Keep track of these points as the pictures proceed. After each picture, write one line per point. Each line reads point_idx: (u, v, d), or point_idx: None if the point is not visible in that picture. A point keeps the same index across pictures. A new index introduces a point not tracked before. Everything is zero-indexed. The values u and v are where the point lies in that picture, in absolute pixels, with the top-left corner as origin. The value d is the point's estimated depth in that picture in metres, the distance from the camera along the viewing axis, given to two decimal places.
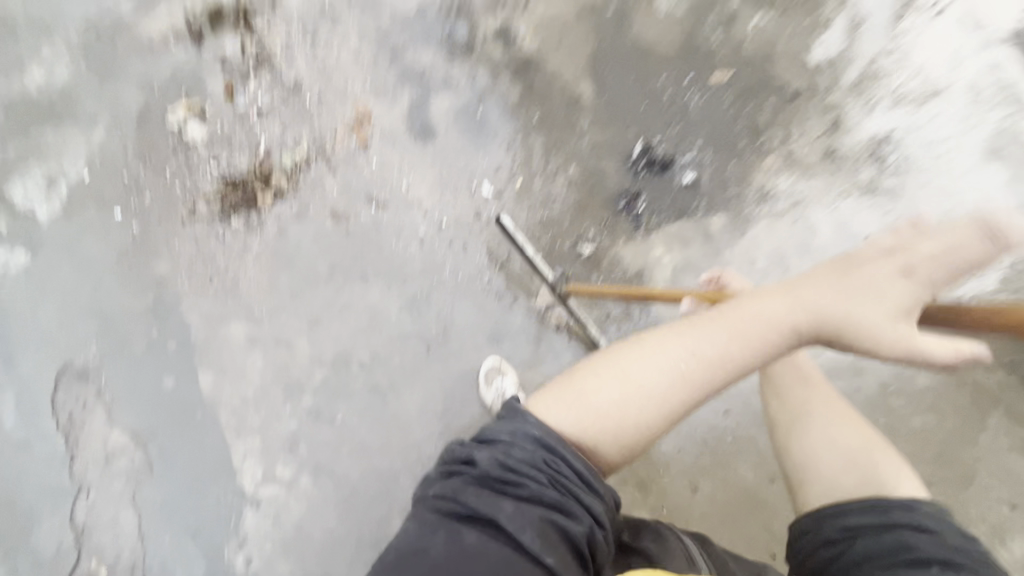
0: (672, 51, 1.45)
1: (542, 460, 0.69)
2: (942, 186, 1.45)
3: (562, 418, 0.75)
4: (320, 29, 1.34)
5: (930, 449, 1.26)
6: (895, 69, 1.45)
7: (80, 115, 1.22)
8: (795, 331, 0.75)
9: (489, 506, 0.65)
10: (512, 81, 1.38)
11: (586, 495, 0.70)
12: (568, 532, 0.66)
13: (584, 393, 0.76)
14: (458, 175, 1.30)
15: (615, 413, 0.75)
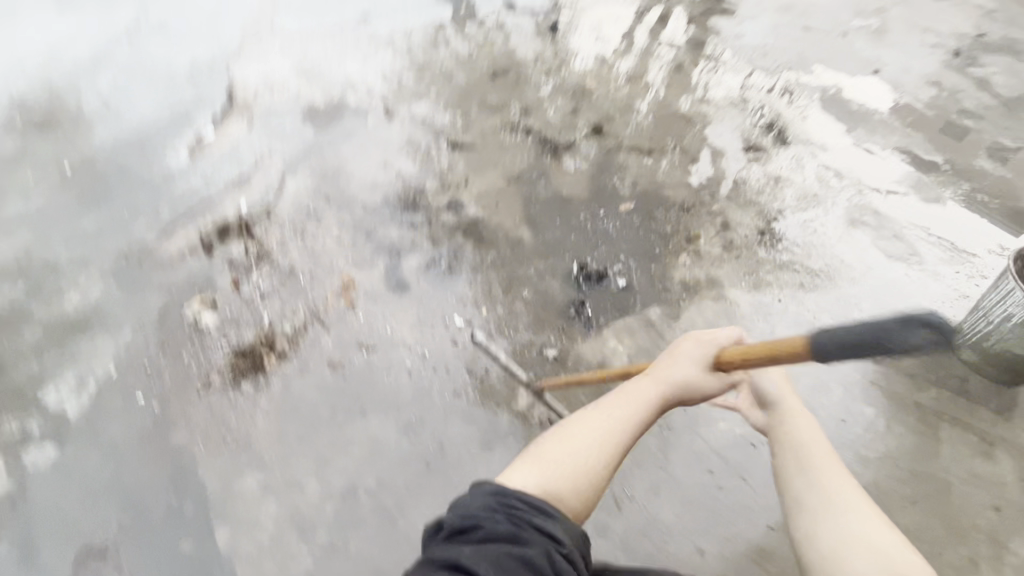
0: (585, 195, 1.88)
1: (497, 503, 0.72)
2: (825, 250, 1.79)
3: (527, 480, 0.81)
4: (308, 228, 1.72)
5: (903, 470, 1.36)
6: (755, 179, 1.94)
7: (109, 323, 1.45)
8: (684, 372, 0.94)
9: (450, 549, 0.66)
10: (465, 237, 1.74)
11: (543, 529, 0.70)
12: (528, 560, 0.65)
13: (541, 456, 0.85)
14: (432, 314, 1.56)
15: (573, 468, 0.83)
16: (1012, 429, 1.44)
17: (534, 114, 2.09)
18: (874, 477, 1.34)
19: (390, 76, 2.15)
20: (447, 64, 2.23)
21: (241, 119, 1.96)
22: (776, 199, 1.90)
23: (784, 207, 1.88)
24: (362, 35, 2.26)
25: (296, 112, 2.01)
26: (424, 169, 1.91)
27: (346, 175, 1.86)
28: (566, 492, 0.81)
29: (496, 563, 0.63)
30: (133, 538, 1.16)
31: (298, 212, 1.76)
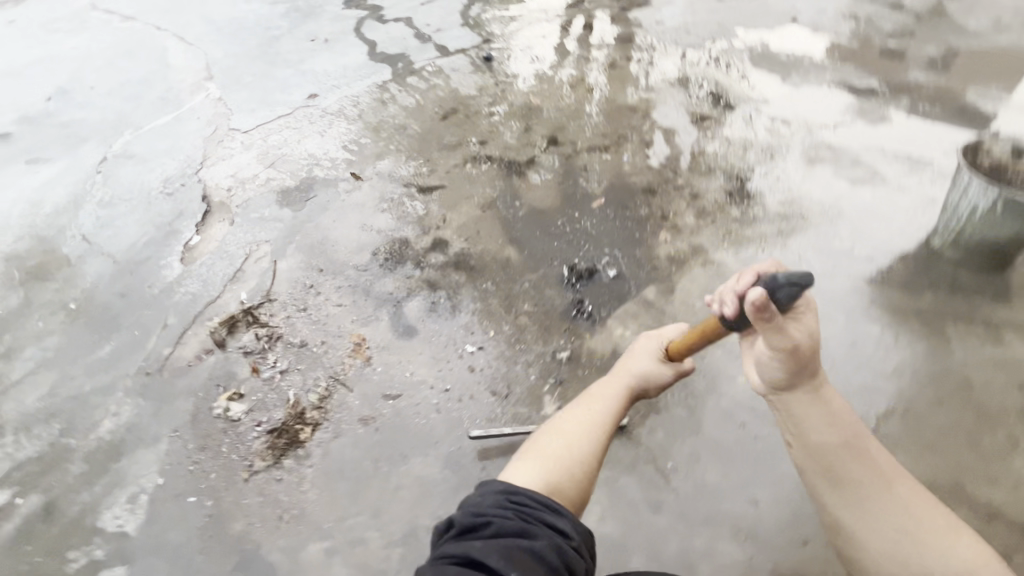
0: (557, 202, 1.97)
1: (507, 502, 0.89)
2: (793, 192, 1.87)
3: (530, 477, 0.97)
4: (310, 303, 1.82)
5: (924, 373, 1.40)
6: (709, 147, 2.04)
7: (147, 438, 1.52)
8: (642, 366, 1.23)
9: (470, 543, 0.82)
10: (457, 271, 1.82)
11: (548, 524, 0.87)
12: (534, 549, 0.81)
13: (541, 451, 1.03)
14: (445, 349, 1.62)
15: (568, 455, 1.02)
16: (1012, 310, 1.50)
17: (490, 141, 2.20)
18: (900, 389, 1.37)
19: (350, 143, 2.28)
20: (399, 117, 2.35)
21: (223, 218, 2.06)
22: (733, 159, 2.00)
23: (743, 164, 1.97)
24: (315, 112, 2.40)
25: (271, 198, 2.11)
26: (403, 218, 2.01)
27: (333, 244, 1.97)
28: (563, 477, 0.99)
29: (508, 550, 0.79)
30: None
31: (298, 289, 1.87)
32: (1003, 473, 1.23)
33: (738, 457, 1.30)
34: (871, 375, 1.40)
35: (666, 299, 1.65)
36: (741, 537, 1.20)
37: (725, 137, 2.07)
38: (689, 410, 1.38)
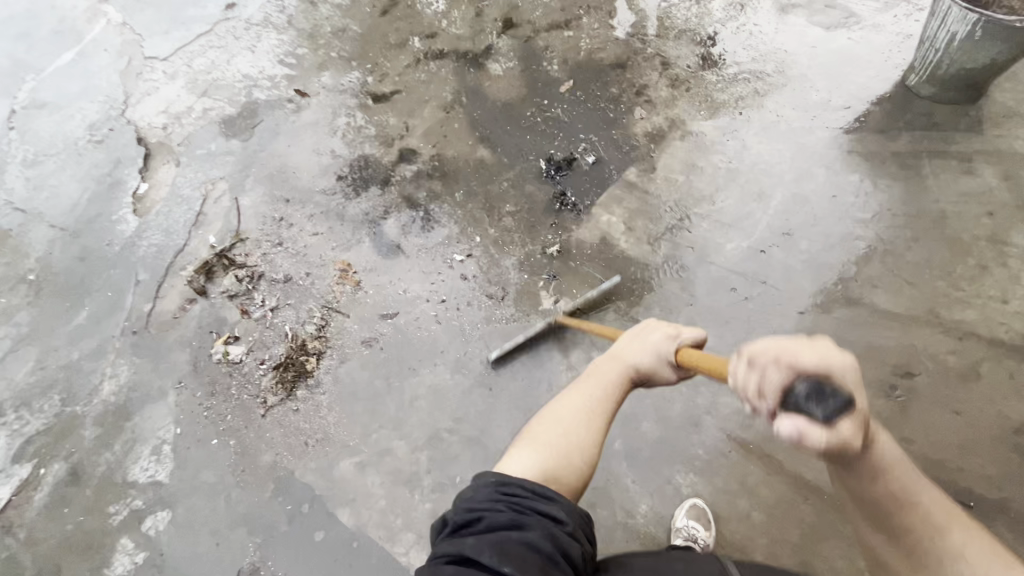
0: (524, 91, 1.85)
1: (499, 493, 0.76)
2: (768, 45, 1.78)
3: (524, 466, 0.82)
4: (284, 237, 1.75)
5: (900, 214, 1.43)
6: (676, 8, 1.90)
7: (153, 393, 1.51)
8: (641, 356, 0.93)
9: (460, 543, 0.71)
10: (431, 181, 1.75)
11: (543, 514, 0.75)
12: (527, 545, 0.70)
13: (535, 439, 0.86)
14: (433, 262, 1.60)
15: (563, 445, 0.84)
16: (984, 140, 1.52)
17: (440, 32, 2.01)
18: (880, 233, 1.41)
19: (286, 56, 2.06)
20: (333, 18, 2.11)
21: (167, 160, 1.92)
22: (702, 18, 1.87)
23: (714, 22, 1.85)
24: (237, 24, 2.13)
25: (215, 131, 1.95)
26: (362, 133, 1.88)
27: (295, 172, 1.86)
28: (563, 471, 0.83)
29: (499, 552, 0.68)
30: (273, 547, 1.25)
31: (268, 224, 1.78)
32: (977, 294, 1.30)
33: (732, 320, 1.36)
34: (851, 224, 1.44)
35: (648, 178, 1.62)
36: None
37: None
38: (680, 283, 1.44)
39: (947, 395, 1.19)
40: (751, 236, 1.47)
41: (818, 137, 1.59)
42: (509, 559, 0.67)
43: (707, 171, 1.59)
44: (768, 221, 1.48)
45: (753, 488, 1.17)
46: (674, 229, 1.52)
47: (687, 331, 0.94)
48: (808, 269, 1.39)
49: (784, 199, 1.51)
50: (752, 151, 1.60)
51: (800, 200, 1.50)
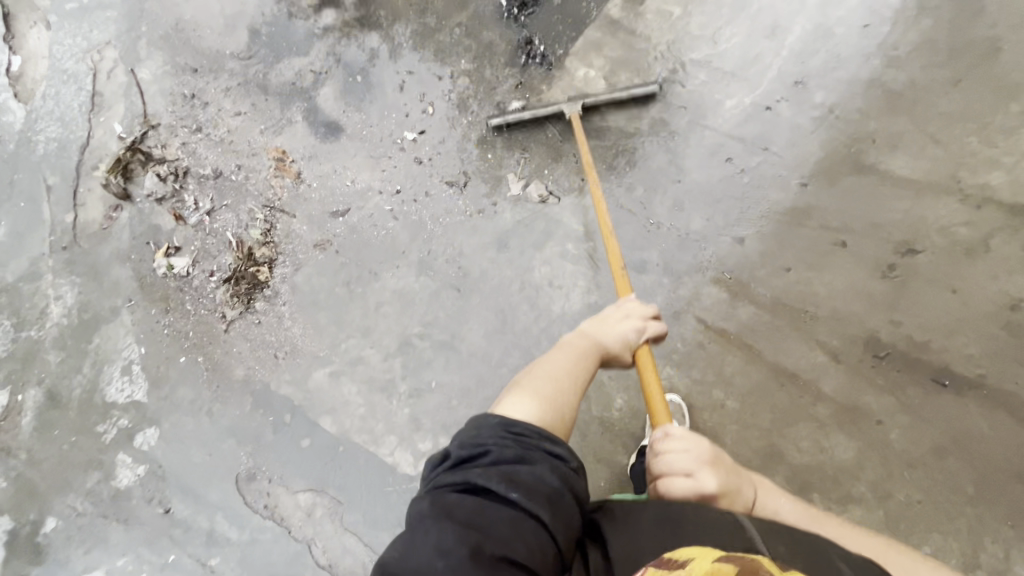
0: None
1: (506, 430, 0.71)
2: None
3: (523, 411, 0.75)
4: (202, 119, 1.46)
5: (941, 48, 1.16)
6: None
7: (107, 313, 1.43)
8: (624, 337, 0.92)
9: (464, 471, 0.68)
10: (366, 35, 1.41)
11: (550, 451, 0.71)
12: (534, 477, 0.66)
13: (531, 391, 0.79)
14: (381, 143, 1.36)
15: (557, 400, 0.78)
16: None
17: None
18: (915, 75, 1.16)
19: None
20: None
21: (33, 20, 1.58)
22: None
23: None
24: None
25: None
26: None
27: (197, 30, 1.50)
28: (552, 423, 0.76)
29: (505, 482, 0.65)
30: (265, 454, 1.29)
31: (179, 105, 1.48)
32: (1015, 149, 1.11)
33: (724, 198, 1.19)
34: (880, 65, 1.17)
35: (636, 14, 1.28)
36: (724, 277, 1.17)
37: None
38: (665, 155, 1.23)
39: (947, 272, 1.09)
40: (756, 88, 1.21)
41: None
42: (516, 489, 0.64)
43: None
44: (779, 65, 1.21)
45: (733, 379, 1.13)
46: (665, 85, 1.25)
47: (658, 322, 0.97)
48: (819, 130, 1.18)
49: (803, 33, 1.21)
50: None
51: (823, 35, 1.20)
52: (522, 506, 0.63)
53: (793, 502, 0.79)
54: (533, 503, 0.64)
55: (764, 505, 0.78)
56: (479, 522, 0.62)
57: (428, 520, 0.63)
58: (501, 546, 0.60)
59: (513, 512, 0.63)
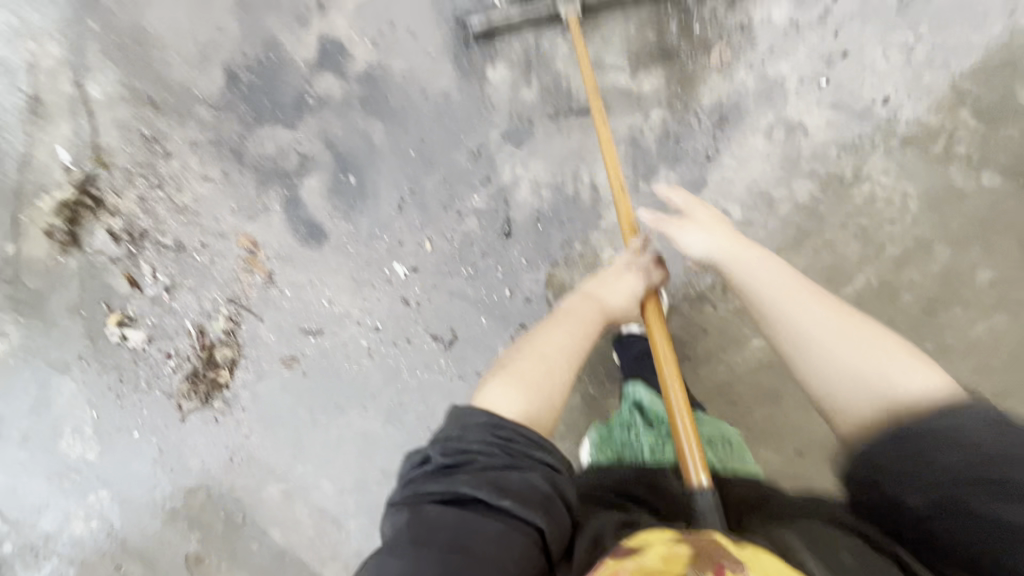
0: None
1: (494, 437, 0.65)
2: None
3: (503, 399, 0.72)
4: (163, 172, 1.24)
5: (1000, 353, 1.01)
6: None
7: (56, 364, 1.35)
8: (619, 292, 0.88)
9: (449, 481, 0.61)
10: (367, 123, 1.16)
11: (538, 459, 0.65)
12: (526, 482, 0.61)
13: (516, 375, 0.75)
14: (366, 268, 1.19)
15: (546, 385, 0.75)
16: None
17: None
18: (960, 375, 1.01)
19: None
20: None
21: None
22: None
23: None
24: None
25: None
26: None
27: (161, 50, 1.21)
28: (535, 400, 0.73)
29: (495, 492, 0.59)
30: (213, 545, 1.32)
31: (136, 146, 1.24)
32: None
33: None
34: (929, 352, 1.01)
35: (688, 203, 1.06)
36: None
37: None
38: None
39: None
40: None
41: (967, 186, 0.99)
42: (508, 498, 0.59)
43: (778, 210, 1.04)
44: None
45: None
46: (694, 300, 1.10)
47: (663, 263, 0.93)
48: None
49: (862, 287, 1.03)
50: (861, 185, 1.02)
51: (888, 295, 1.02)
52: (517, 516, 0.58)
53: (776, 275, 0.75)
54: (525, 511, 0.59)
55: (766, 296, 0.75)
56: (466, 540, 0.57)
57: (406, 542, 0.57)
58: (489, 562, 0.55)
59: (502, 524, 0.58)
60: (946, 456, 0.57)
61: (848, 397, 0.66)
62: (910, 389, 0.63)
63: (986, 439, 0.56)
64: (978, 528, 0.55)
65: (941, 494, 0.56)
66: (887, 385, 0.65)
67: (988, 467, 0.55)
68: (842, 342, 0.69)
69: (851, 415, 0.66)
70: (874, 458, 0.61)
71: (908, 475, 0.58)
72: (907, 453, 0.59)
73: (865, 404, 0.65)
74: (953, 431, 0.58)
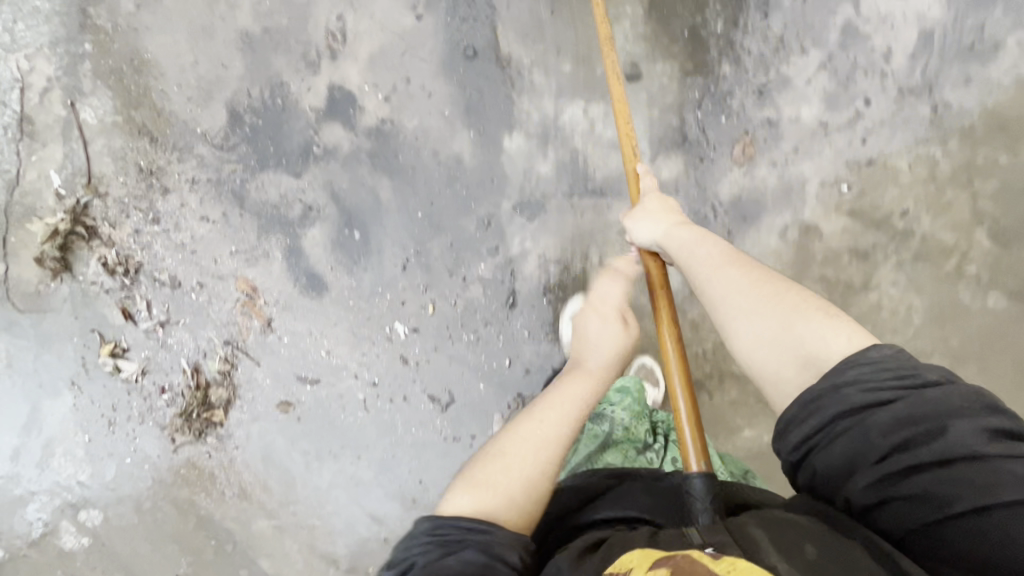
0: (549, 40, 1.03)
1: (433, 533, 0.62)
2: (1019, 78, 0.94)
3: (466, 500, 0.65)
4: (159, 207, 1.20)
5: None
6: None
7: (47, 386, 1.33)
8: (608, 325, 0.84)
9: None
10: (375, 179, 1.12)
11: (478, 535, 0.61)
12: (463, 561, 0.58)
13: (479, 474, 0.68)
14: (367, 324, 1.18)
15: (517, 474, 0.67)
16: None
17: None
18: None
19: None
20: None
21: None
22: None
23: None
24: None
25: None
26: (270, 34, 1.09)
27: (160, 80, 1.14)
28: (499, 496, 0.66)
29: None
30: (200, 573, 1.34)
31: (133, 178, 1.19)
32: None
33: None
34: None
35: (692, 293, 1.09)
36: None
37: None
38: None
39: None
40: None
41: (973, 304, 1.00)
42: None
43: None
44: None
45: None
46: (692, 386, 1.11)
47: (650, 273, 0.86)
48: None
49: None
50: (869, 295, 1.01)
51: None
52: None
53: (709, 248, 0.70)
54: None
55: (690, 273, 0.72)
56: None
57: None
58: None
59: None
60: (878, 417, 0.55)
61: (767, 362, 0.63)
62: (829, 352, 0.59)
63: (907, 390, 0.55)
64: (951, 481, 0.52)
65: (888, 465, 0.54)
66: (802, 344, 0.61)
67: (917, 418, 0.54)
68: (747, 299, 0.66)
69: (779, 394, 0.62)
70: (805, 446, 0.58)
71: (852, 465, 0.56)
72: (827, 430, 0.56)
73: (781, 368, 0.61)
74: (866, 378, 0.56)
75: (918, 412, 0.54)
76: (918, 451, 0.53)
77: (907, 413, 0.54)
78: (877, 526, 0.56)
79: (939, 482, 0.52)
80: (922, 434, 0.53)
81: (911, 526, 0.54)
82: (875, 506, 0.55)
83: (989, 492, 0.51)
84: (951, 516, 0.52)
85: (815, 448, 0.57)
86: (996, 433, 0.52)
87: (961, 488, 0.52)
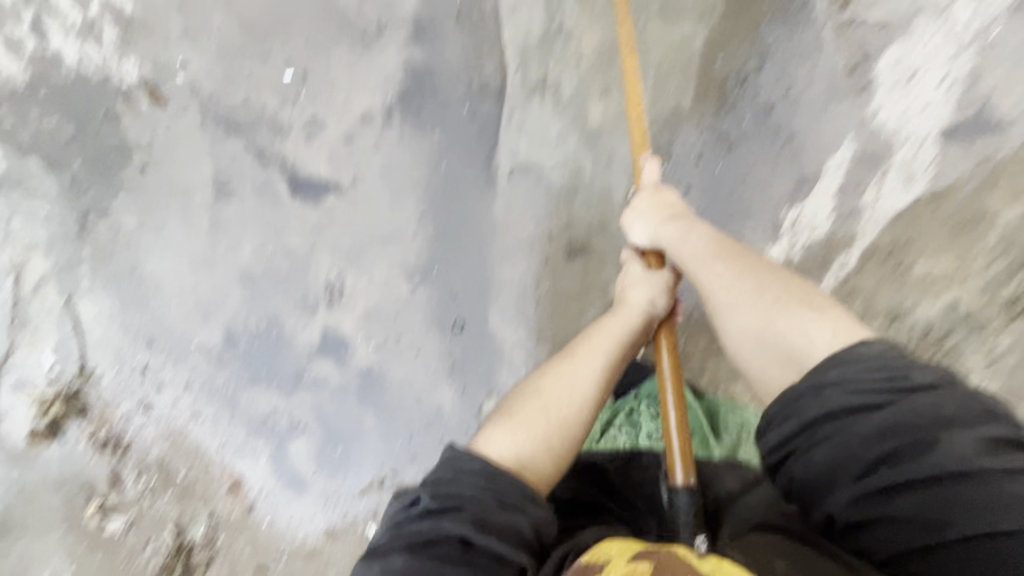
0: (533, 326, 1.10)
1: (488, 484, 0.65)
2: None
3: (505, 442, 0.71)
4: (152, 398, 1.27)
5: None
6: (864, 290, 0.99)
7: (15, 533, 1.32)
8: (661, 292, 0.87)
9: (428, 526, 0.61)
10: (360, 409, 1.21)
11: (529, 502, 0.66)
12: (511, 524, 0.62)
13: (520, 415, 0.74)
14: (341, 522, 1.30)
15: (557, 417, 0.74)
16: None
17: (432, 100, 1.03)
18: None
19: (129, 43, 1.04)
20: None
21: None
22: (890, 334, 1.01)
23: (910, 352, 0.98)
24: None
25: (15, 158, 1.13)
26: (272, 275, 1.14)
27: (159, 294, 1.19)
28: (540, 442, 0.72)
29: (478, 530, 0.60)
30: None
31: (126, 372, 1.25)
32: None
33: None
34: None
35: None
36: None
37: (833, 267, 1.01)
38: None
39: None
40: None
41: None
42: (492, 539, 0.60)
43: None
44: None
45: None
46: None
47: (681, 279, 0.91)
48: None
49: None
50: None
51: None
52: (497, 556, 0.60)
53: (701, 245, 0.80)
54: (508, 550, 0.60)
55: (686, 268, 0.82)
56: None
57: None
58: None
59: (473, 571, 0.59)
60: (858, 426, 0.58)
61: (753, 363, 0.72)
62: (813, 347, 0.66)
63: (893, 393, 0.58)
64: (942, 504, 0.54)
65: (869, 481, 0.57)
66: (783, 339, 0.69)
67: (903, 429, 0.56)
68: (733, 296, 0.75)
69: (766, 387, 0.71)
70: (787, 446, 0.62)
71: (835, 472, 0.59)
72: (808, 433, 0.61)
73: (766, 364, 0.70)
74: (847, 380, 0.61)
75: (902, 420, 0.57)
76: (903, 462, 0.56)
77: (889, 421, 0.57)
78: (863, 543, 0.58)
79: (927, 503, 0.54)
80: (906, 444, 0.56)
81: (896, 548, 0.56)
82: (860, 524, 0.58)
83: (988, 517, 0.52)
84: (944, 541, 0.53)
85: (795, 451, 0.62)
86: (994, 448, 0.54)
87: (950, 510, 0.54)
